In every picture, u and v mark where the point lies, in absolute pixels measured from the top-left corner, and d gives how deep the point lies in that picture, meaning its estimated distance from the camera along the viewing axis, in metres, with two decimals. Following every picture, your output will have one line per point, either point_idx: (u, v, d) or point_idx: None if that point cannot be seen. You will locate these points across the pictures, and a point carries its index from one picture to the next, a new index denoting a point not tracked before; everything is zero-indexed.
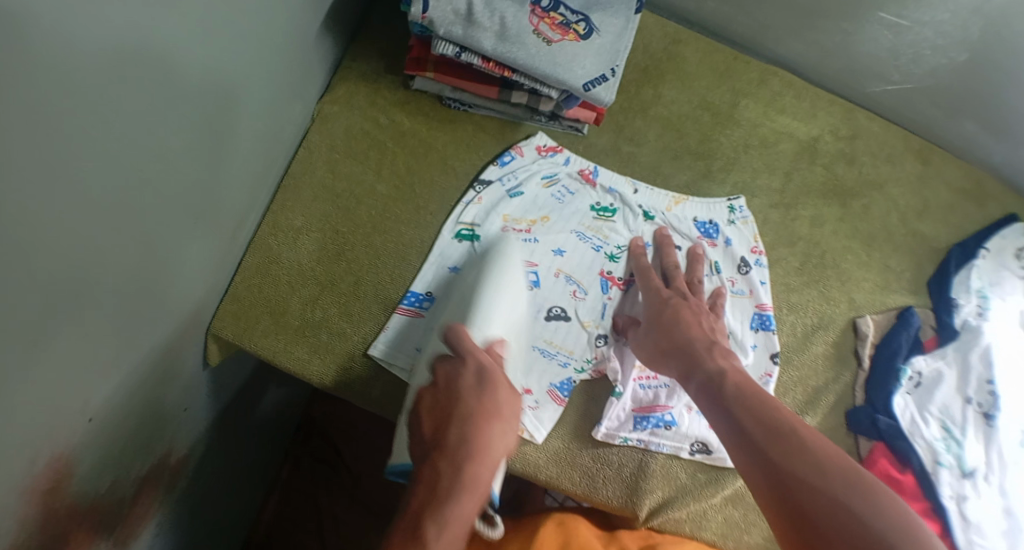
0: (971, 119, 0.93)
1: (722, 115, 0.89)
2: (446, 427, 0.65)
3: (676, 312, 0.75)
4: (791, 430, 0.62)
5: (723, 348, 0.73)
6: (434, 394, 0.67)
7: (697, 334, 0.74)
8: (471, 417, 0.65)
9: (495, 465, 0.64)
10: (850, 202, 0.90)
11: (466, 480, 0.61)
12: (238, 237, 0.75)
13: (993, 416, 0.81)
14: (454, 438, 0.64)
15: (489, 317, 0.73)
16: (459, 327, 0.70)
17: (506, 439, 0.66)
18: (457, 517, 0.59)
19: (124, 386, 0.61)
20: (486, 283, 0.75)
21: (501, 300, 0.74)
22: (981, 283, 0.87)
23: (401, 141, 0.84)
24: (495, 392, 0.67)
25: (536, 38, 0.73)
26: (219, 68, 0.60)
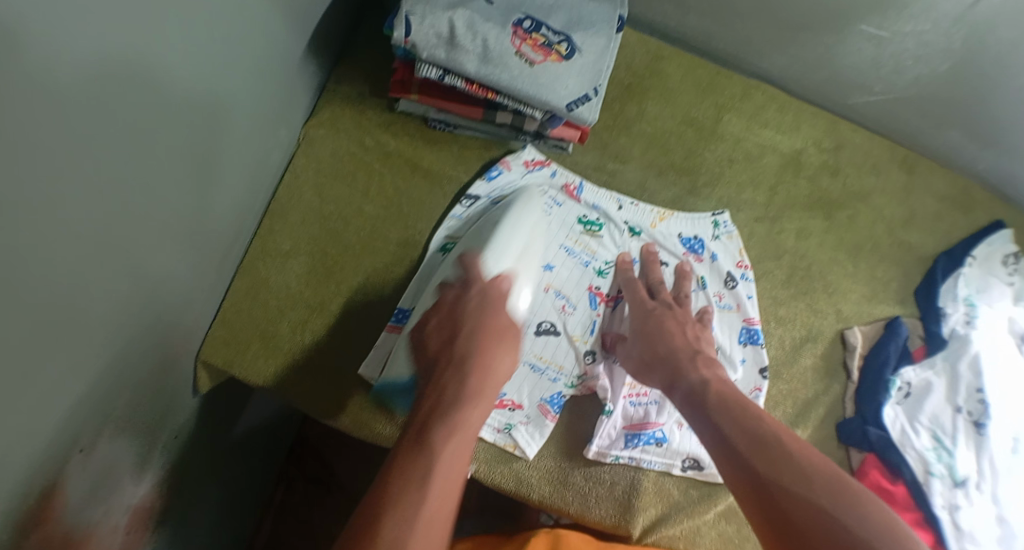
0: (953, 127, 0.94)
1: (706, 130, 0.90)
2: (451, 345, 0.71)
3: (658, 324, 0.76)
4: (777, 436, 0.63)
5: (708, 359, 0.73)
6: (441, 318, 0.73)
7: (680, 343, 0.74)
8: (478, 339, 0.70)
9: (497, 385, 0.70)
10: (836, 213, 0.90)
11: (467, 393, 0.67)
12: (226, 264, 0.75)
13: (984, 425, 0.81)
14: (459, 353, 0.70)
15: (501, 252, 0.77)
16: (474, 256, 0.76)
17: (509, 359, 0.72)
18: (462, 417, 0.65)
19: (113, 418, 0.61)
20: (506, 221, 0.78)
21: (521, 240, 0.78)
22: (968, 291, 0.87)
23: (387, 161, 0.84)
24: (498, 314, 0.73)
25: (519, 60, 0.73)
26: (204, 99, 0.60)
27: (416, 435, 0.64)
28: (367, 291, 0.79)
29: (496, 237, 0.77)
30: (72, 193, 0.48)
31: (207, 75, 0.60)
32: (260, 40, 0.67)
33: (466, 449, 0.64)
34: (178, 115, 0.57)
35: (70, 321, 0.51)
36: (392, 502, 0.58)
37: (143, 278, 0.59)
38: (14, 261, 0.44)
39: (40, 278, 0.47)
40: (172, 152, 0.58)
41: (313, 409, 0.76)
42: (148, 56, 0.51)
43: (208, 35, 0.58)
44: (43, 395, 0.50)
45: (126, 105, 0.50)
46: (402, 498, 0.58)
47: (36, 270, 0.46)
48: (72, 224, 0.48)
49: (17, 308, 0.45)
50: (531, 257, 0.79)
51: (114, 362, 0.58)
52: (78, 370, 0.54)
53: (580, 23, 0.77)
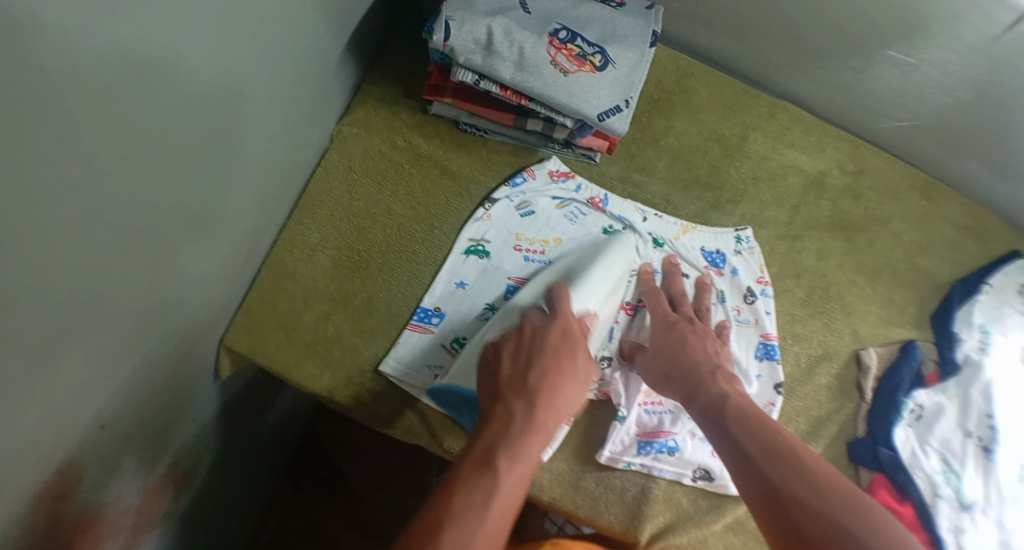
0: (975, 157, 0.94)
1: (731, 147, 0.91)
2: (526, 373, 0.66)
3: (680, 335, 0.77)
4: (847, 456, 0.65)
5: (730, 377, 0.74)
6: (518, 344, 0.69)
7: (702, 356, 0.76)
8: (552, 372, 0.67)
9: (560, 422, 0.65)
10: (855, 236, 0.91)
11: (533, 427, 0.62)
12: (254, 252, 0.77)
13: (992, 450, 0.82)
14: (532, 383, 0.65)
15: (589, 291, 0.77)
16: (563, 289, 0.75)
17: (577, 395, 0.68)
18: (527, 449, 0.60)
19: (134, 396, 0.62)
20: (598, 262, 0.79)
21: (603, 283, 0.78)
22: (983, 319, 0.88)
23: (417, 162, 0.85)
24: (578, 351, 0.69)
25: (553, 69, 0.75)
26: (237, 92, 0.62)
27: (480, 456, 0.59)
28: (392, 288, 0.81)
29: (587, 277, 0.77)
30: (110, 170, 0.49)
31: (243, 65, 0.62)
32: (299, 35, 0.69)
33: (524, 486, 0.59)
34: (214, 101, 0.59)
35: (100, 294, 0.53)
36: (448, 524, 0.53)
37: (171, 259, 0.61)
38: (50, 232, 0.46)
39: (69, 249, 0.48)
40: (206, 138, 0.60)
41: (334, 402, 0.77)
42: (188, 41, 0.53)
43: (248, 28, 0.60)
44: (69, 364, 0.52)
45: (164, 88, 0.52)
46: (459, 525, 0.53)
47: (68, 239, 0.48)
48: (108, 200, 0.50)
49: (44, 279, 0.47)
50: (615, 297, 0.80)
51: (138, 338, 0.60)
52: (103, 342, 0.55)
53: (614, 36, 0.79)
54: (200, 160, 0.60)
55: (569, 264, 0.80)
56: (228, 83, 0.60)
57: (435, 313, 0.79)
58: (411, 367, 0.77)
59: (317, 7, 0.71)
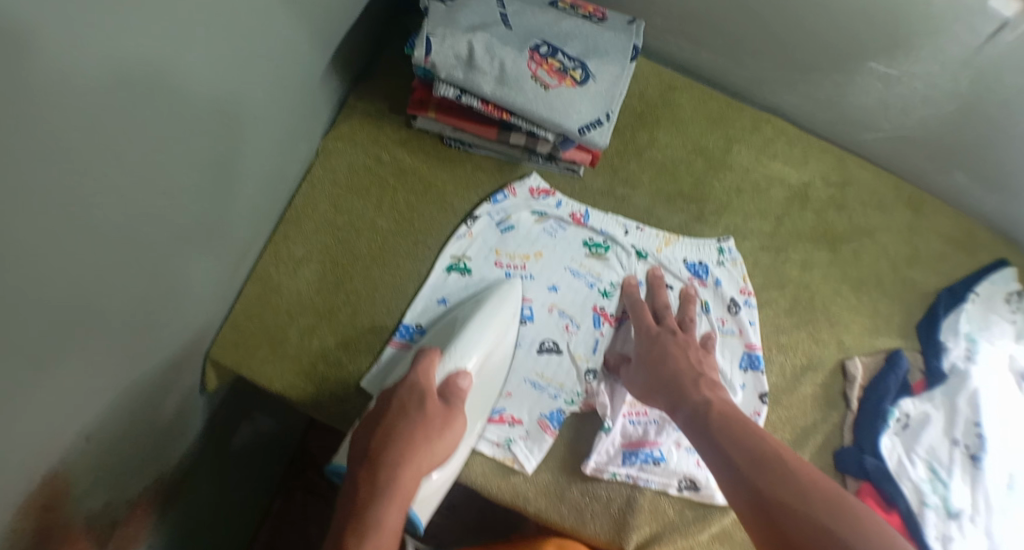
0: (960, 169, 0.95)
1: (715, 159, 0.91)
2: (374, 437, 0.67)
3: (658, 347, 0.77)
4: (761, 439, 0.66)
5: (708, 385, 0.74)
6: (374, 410, 0.70)
7: (678, 366, 0.75)
8: (400, 431, 0.67)
9: (423, 472, 0.66)
10: (840, 247, 0.91)
11: (382, 492, 0.63)
12: (240, 267, 0.77)
13: (980, 459, 0.82)
14: (380, 445, 0.66)
15: (465, 354, 0.74)
16: (427, 356, 0.72)
17: (441, 441, 0.68)
18: (371, 517, 0.61)
19: (122, 410, 0.63)
20: (475, 323, 0.76)
21: (481, 343, 0.76)
22: (969, 327, 0.89)
23: (402, 177, 0.85)
24: (428, 400, 0.69)
25: (534, 84, 0.76)
26: (223, 109, 0.63)
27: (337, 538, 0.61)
28: (378, 305, 0.81)
29: (461, 338, 0.75)
30: (97, 194, 0.50)
31: (229, 85, 0.62)
32: (284, 53, 0.70)
33: None
34: (201, 119, 0.60)
35: (88, 318, 0.54)
36: None
37: (160, 274, 0.62)
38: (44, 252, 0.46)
39: (60, 268, 0.49)
40: (195, 154, 0.61)
41: (321, 414, 0.78)
42: (174, 61, 0.54)
43: (234, 46, 0.61)
44: (61, 377, 0.52)
45: (154, 108, 0.53)
46: None
47: (58, 258, 0.48)
48: (101, 220, 0.51)
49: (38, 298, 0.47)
50: (495, 351, 0.77)
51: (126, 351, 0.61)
52: (92, 357, 0.56)
53: (595, 51, 0.80)
54: (189, 175, 0.61)
55: (455, 320, 0.78)
56: (214, 102, 0.61)
57: (417, 330, 0.80)
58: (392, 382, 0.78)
59: (302, 25, 0.71)
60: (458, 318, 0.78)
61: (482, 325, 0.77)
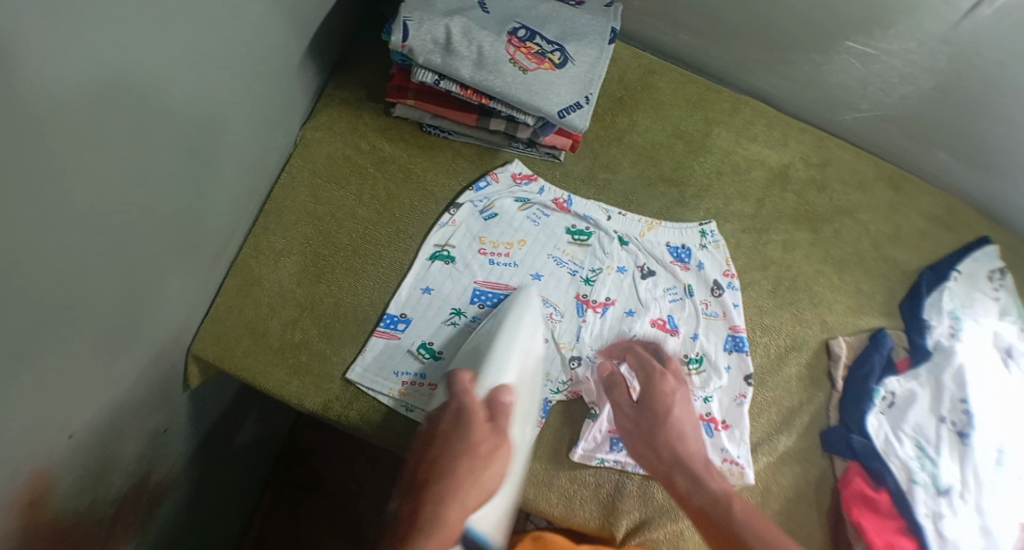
0: (942, 147, 0.95)
1: (696, 143, 0.91)
2: (421, 463, 0.71)
3: (633, 418, 0.77)
4: (715, 503, 0.70)
5: (685, 459, 0.74)
6: (423, 436, 0.73)
7: (651, 440, 0.75)
8: (444, 461, 0.70)
9: (466, 506, 0.68)
10: (822, 227, 0.91)
11: (428, 527, 0.66)
12: (219, 260, 0.76)
13: (967, 435, 0.82)
14: (429, 472, 0.70)
15: (501, 368, 0.75)
16: (461, 377, 0.73)
17: (490, 469, 0.70)
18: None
19: (102, 406, 0.62)
20: (509, 338, 0.76)
21: (518, 353, 0.76)
22: (953, 305, 0.89)
23: (382, 166, 0.84)
24: (475, 428, 0.72)
25: (513, 67, 0.75)
26: (201, 95, 0.62)
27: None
28: (360, 295, 0.80)
29: (493, 353, 0.75)
30: (71, 176, 0.49)
31: (203, 74, 0.61)
32: (260, 41, 0.69)
33: None
34: (177, 107, 0.59)
35: (65, 307, 0.53)
36: None
37: (136, 265, 0.60)
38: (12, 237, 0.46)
39: (33, 256, 0.48)
40: (172, 143, 0.60)
41: (301, 408, 0.76)
42: (148, 45, 0.53)
43: (210, 32, 0.60)
44: (34, 370, 0.51)
45: (131, 94, 0.52)
46: None
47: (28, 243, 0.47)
48: (74, 206, 0.50)
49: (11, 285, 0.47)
50: (536, 358, 0.77)
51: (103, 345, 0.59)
52: (68, 348, 0.55)
53: (572, 34, 0.80)
54: (166, 165, 0.60)
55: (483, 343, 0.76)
56: (189, 89, 0.60)
57: (400, 319, 0.79)
58: (378, 374, 0.77)
59: (277, 12, 0.70)
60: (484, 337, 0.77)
61: (517, 332, 0.77)
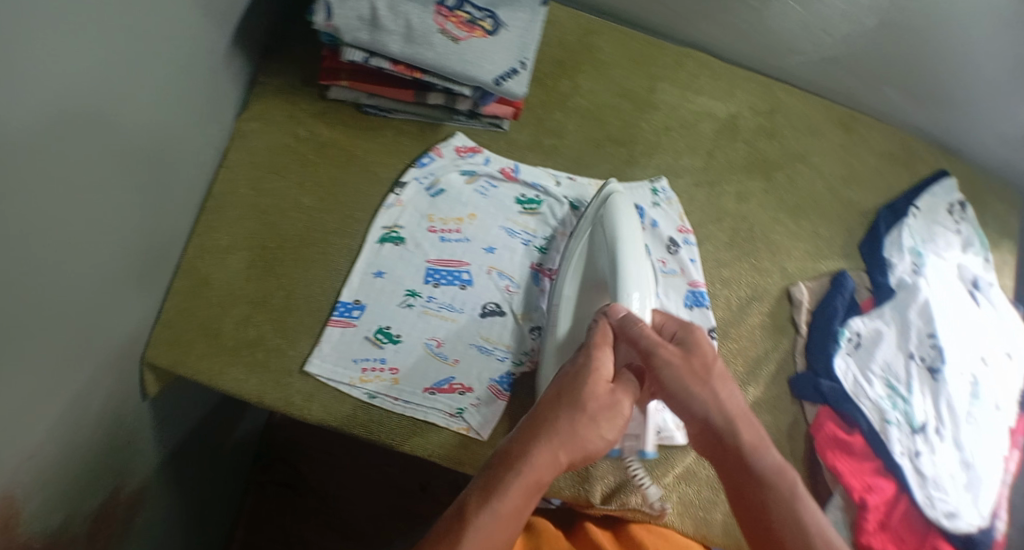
0: (890, 85, 0.95)
1: (641, 101, 0.90)
2: (543, 400, 0.59)
3: (677, 369, 0.61)
4: (779, 476, 0.57)
5: (737, 415, 0.60)
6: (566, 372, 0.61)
7: (699, 395, 0.61)
8: (564, 402, 0.58)
9: (568, 461, 0.57)
10: (775, 174, 0.91)
11: (533, 468, 0.55)
12: (164, 263, 0.74)
13: (938, 370, 0.83)
14: (545, 411, 0.58)
15: (629, 289, 0.67)
16: (616, 306, 0.66)
17: (598, 431, 0.58)
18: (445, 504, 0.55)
19: (56, 422, 0.60)
20: (617, 256, 0.70)
21: (638, 274, 0.69)
22: (913, 242, 0.89)
23: (322, 151, 0.83)
24: (601, 378, 0.60)
25: (443, 37, 0.73)
26: (126, 94, 0.60)
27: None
28: (312, 285, 0.78)
29: (617, 278, 0.68)
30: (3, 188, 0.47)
31: (126, 69, 0.59)
32: (184, 34, 0.67)
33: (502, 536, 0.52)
34: (100, 105, 0.56)
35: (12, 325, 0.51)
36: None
37: (76, 271, 0.58)
38: None
39: None
40: (100, 143, 0.57)
41: (263, 406, 0.74)
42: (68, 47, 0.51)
43: (130, 29, 0.58)
44: None
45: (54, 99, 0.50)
46: None
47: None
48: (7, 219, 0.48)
49: None
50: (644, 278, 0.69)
51: (51, 359, 0.57)
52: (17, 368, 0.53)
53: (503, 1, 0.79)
54: (98, 166, 0.58)
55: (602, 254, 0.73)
56: (112, 86, 0.57)
57: (354, 306, 0.77)
58: (337, 363, 0.75)
59: (196, 0, 0.67)
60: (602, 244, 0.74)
61: (624, 247, 0.71)
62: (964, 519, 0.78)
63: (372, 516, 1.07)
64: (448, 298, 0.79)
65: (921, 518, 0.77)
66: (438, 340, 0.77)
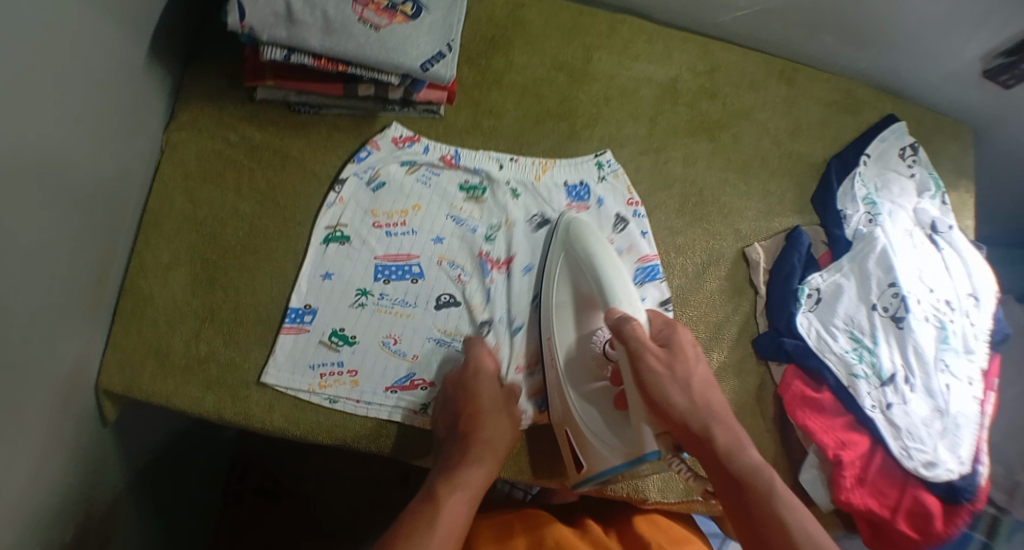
0: (829, 32, 0.93)
1: (577, 72, 0.88)
2: (451, 418, 0.72)
3: (659, 375, 0.69)
4: (756, 472, 0.65)
5: (715, 418, 0.69)
6: (448, 397, 0.73)
7: (680, 399, 0.69)
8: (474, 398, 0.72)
9: (498, 445, 0.71)
10: (719, 134, 0.90)
11: (467, 454, 0.69)
12: (106, 288, 0.72)
13: (903, 318, 0.81)
14: (455, 422, 0.71)
15: (623, 292, 0.73)
16: (617, 310, 0.72)
17: (503, 417, 0.73)
18: (468, 479, 0.68)
19: (15, 462, 0.59)
20: (605, 261, 0.75)
21: (624, 276, 0.75)
22: (867, 190, 0.88)
23: (256, 155, 0.80)
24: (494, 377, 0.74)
25: (363, 27, 0.71)
26: (45, 121, 0.58)
27: (426, 494, 0.67)
28: (259, 293, 0.76)
29: (608, 280, 0.73)
30: None
31: (37, 97, 0.57)
32: (100, 51, 0.64)
33: (467, 514, 0.66)
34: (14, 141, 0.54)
35: None
36: None
37: (17, 311, 0.57)
38: None
39: None
40: (22, 179, 0.55)
41: (224, 422, 0.73)
42: None
43: (36, 51, 0.56)
44: None
45: None
46: None
47: None
48: None
49: None
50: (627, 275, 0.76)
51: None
52: None
53: None
54: (24, 202, 0.56)
55: (579, 270, 0.76)
56: (25, 112, 0.55)
57: (305, 310, 0.76)
58: (294, 371, 0.74)
59: (109, 14, 0.65)
60: (576, 264, 0.76)
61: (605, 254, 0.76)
62: (943, 466, 0.77)
63: (355, 514, 1.07)
64: (400, 293, 0.77)
65: (899, 469, 0.77)
66: (394, 337, 0.76)
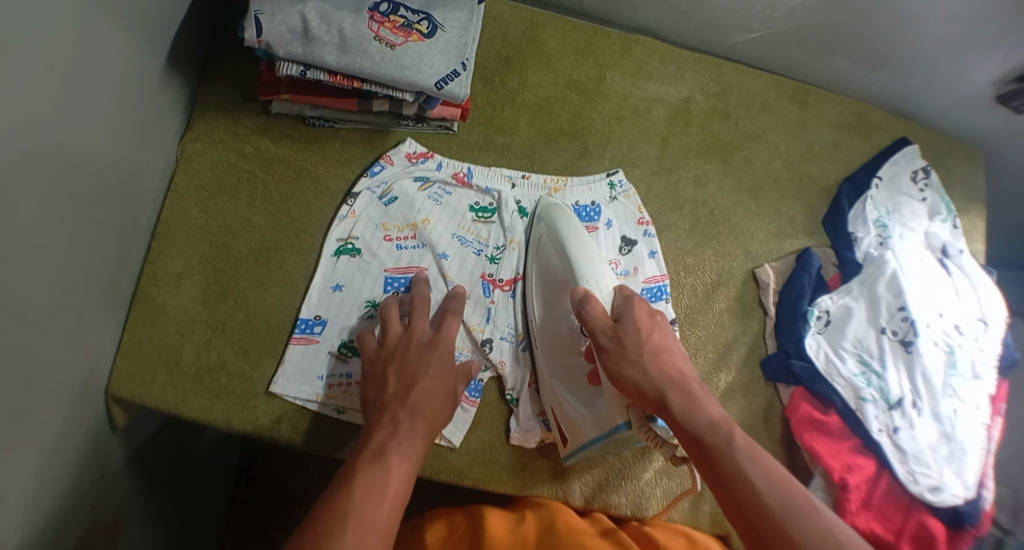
0: (843, 55, 0.93)
1: (590, 91, 0.89)
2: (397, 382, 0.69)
3: (609, 352, 0.69)
4: (716, 430, 0.63)
5: (671, 385, 0.67)
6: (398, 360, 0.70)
7: (633, 371, 0.68)
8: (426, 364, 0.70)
9: (440, 412, 0.68)
10: (731, 156, 0.90)
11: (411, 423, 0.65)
12: (117, 295, 0.72)
13: (911, 342, 0.80)
14: (401, 388, 0.68)
15: (593, 275, 0.75)
16: (581, 289, 0.73)
17: (448, 385, 0.70)
18: (411, 453, 0.63)
19: (23, 470, 0.59)
20: (571, 240, 0.76)
21: (593, 256, 0.76)
22: (878, 213, 0.88)
23: (270, 167, 0.81)
24: (444, 347, 0.72)
25: (379, 45, 0.72)
26: (60, 138, 0.58)
27: (372, 457, 0.62)
28: (269, 305, 0.77)
29: (576, 260, 0.75)
30: None
31: (55, 114, 0.57)
32: (116, 64, 0.65)
33: (409, 485, 0.62)
34: (25, 150, 0.54)
35: None
36: None
37: (28, 323, 0.57)
38: None
39: None
40: (35, 192, 0.56)
41: (231, 431, 0.74)
42: None
43: (52, 68, 0.56)
44: None
45: None
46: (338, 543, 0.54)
47: None
48: None
49: None
50: (599, 255, 0.78)
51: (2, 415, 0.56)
52: None
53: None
54: (38, 217, 0.57)
55: (549, 253, 0.78)
56: (41, 129, 0.56)
57: (315, 323, 0.76)
58: (302, 383, 0.75)
59: (127, 29, 0.66)
60: (548, 247, 0.78)
61: (571, 233, 0.78)
62: (949, 491, 0.77)
63: None
64: None
65: (905, 493, 0.77)
66: None
